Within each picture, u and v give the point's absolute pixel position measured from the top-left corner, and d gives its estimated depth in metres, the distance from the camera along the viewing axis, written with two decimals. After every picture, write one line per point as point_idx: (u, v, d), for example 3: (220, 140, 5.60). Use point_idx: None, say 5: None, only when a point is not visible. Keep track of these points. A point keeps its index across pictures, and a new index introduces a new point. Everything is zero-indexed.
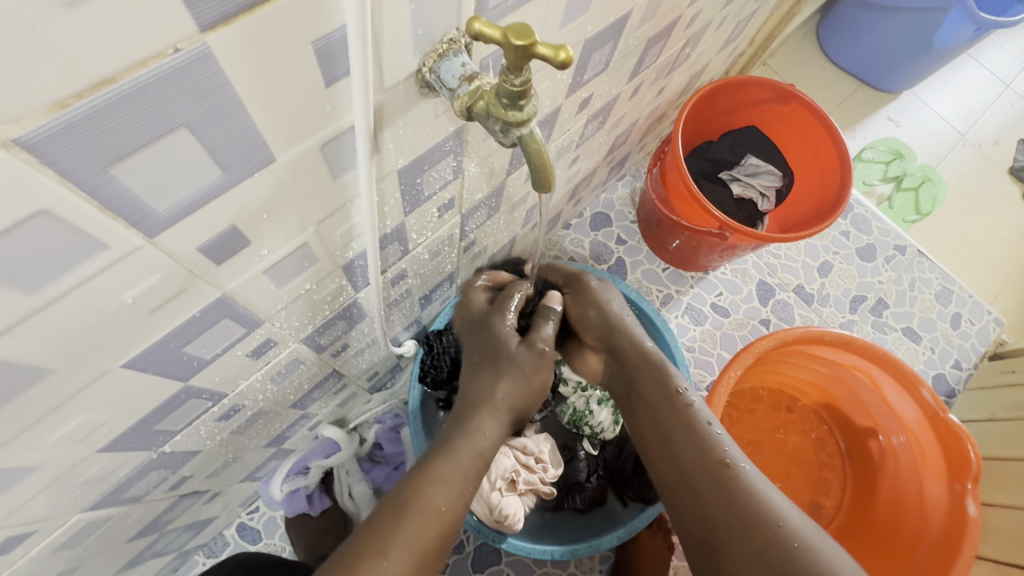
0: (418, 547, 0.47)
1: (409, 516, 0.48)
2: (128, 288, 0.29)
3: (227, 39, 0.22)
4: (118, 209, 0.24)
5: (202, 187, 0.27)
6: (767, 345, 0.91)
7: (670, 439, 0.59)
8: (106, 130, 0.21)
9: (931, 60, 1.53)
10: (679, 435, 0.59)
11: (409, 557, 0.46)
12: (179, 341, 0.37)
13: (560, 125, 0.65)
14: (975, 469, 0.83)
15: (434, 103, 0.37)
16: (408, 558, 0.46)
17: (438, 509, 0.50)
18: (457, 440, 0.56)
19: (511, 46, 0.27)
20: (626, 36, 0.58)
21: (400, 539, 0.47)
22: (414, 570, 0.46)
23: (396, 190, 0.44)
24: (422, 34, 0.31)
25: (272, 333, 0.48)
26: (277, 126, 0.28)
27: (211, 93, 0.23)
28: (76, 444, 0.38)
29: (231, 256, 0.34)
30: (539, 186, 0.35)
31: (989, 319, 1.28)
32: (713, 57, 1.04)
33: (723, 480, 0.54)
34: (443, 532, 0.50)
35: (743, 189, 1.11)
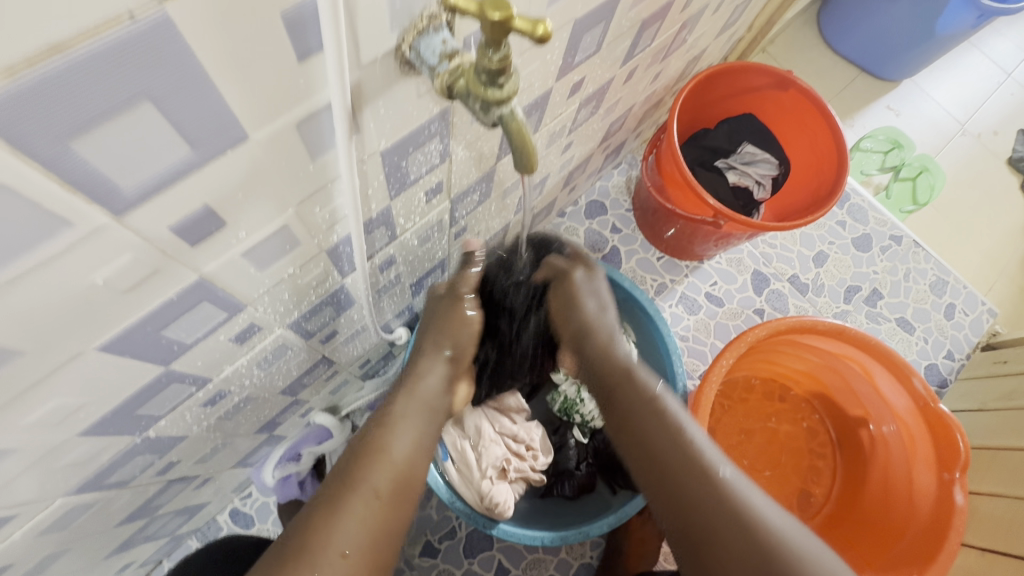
0: (373, 507, 0.48)
1: (358, 478, 0.49)
2: (97, 268, 0.28)
3: (186, 6, 0.21)
4: (80, 184, 0.23)
5: (171, 164, 0.26)
6: (759, 334, 0.91)
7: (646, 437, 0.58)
8: (61, 100, 0.20)
9: (933, 48, 1.51)
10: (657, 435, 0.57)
11: (365, 518, 0.47)
12: (156, 324, 0.36)
13: (552, 109, 0.64)
14: (964, 459, 0.84)
15: (416, 82, 0.36)
16: (362, 519, 0.47)
17: (383, 468, 0.50)
18: (396, 413, 0.55)
19: (489, 21, 0.26)
20: (619, 16, 0.57)
21: (342, 509, 0.47)
22: (377, 522, 0.48)
23: (379, 172, 0.43)
24: (400, 8, 0.30)
25: (256, 318, 0.47)
26: (248, 102, 0.27)
27: (173, 65, 0.22)
28: (53, 428, 0.37)
29: (207, 237, 0.33)
30: (522, 167, 0.35)
31: (983, 310, 1.28)
32: (711, 42, 1.02)
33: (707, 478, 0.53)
34: (395, 482, 0.50)
35: (739, 177, 1.10)
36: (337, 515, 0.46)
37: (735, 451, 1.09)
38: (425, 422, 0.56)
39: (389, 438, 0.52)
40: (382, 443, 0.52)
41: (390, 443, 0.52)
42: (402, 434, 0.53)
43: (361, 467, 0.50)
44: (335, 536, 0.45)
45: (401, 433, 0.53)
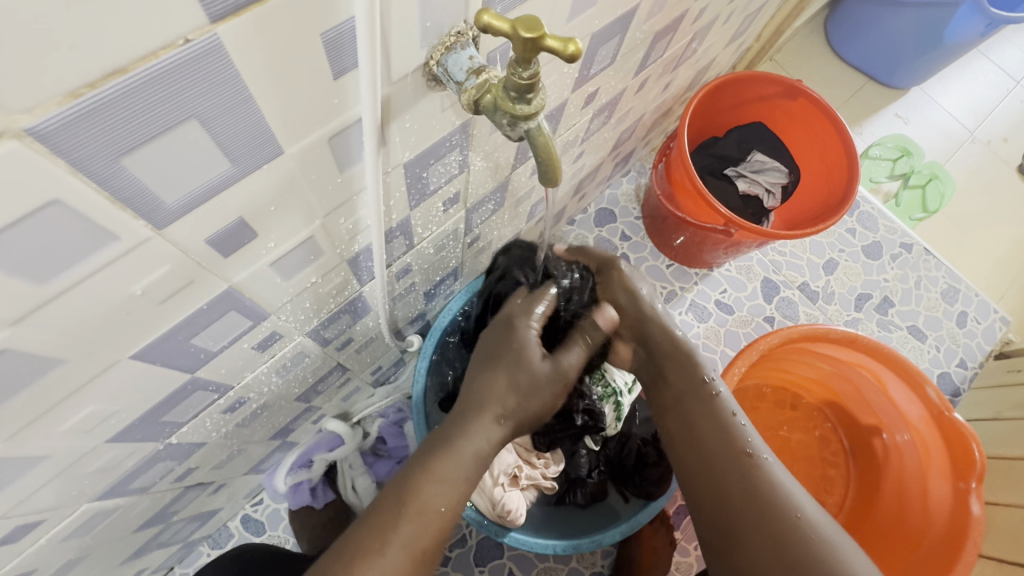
0: (400, 563, 0.45)
1: (391, 530, 0.45)
2: (136, 279, 0.29)
3: (236, 30, 0.22)
4: (127, 199, 0.24)
5: (211, 178, 0.27)
6: (771, 342, 0.91)
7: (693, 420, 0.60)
8: (115, 121, 0.21)
9: (941, 56, 1.51)
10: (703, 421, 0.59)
11: (391, 573, 0.44)
12: (185, 333, 0.37)
13: (566, 119, 0.64)
14: (980, 469, 0.83)
15: (440, 96, 0.37)
16: (390, 574, 0.44)
17: (420, 523, 0.46)
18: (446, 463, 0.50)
19: (520, 39, 0.27)
20: (634, 29, 0.57)
21: (382, 554, 0.44)
22: (405, 572, 0.45)
23: (401, 183, 0.44)
24: (430, 26, 0.31)
25: (278, 326, 0.48)
26: (285, 118, 0.28)
27: (221, 85, 0.23)
28: (84, 435, 0.38)
29: (239, 248, 0.34)
30: (546, 180, 0.35)
31: (996, 318, 1.27)
32: (720, 52, 1.03)
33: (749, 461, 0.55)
34: (434, 539, 0.47)
35: (749, 185, 1.11)
36: (360, 573, 0.43)
37: None
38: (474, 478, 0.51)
39: (440, 492, 0.48)
40: (421, 497, 0.47)
41: (431, 498, 0.48)
42: (449, 488, 0.49)
43: (390, 522, 0.46)
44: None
45: (447, 486, 0.49)
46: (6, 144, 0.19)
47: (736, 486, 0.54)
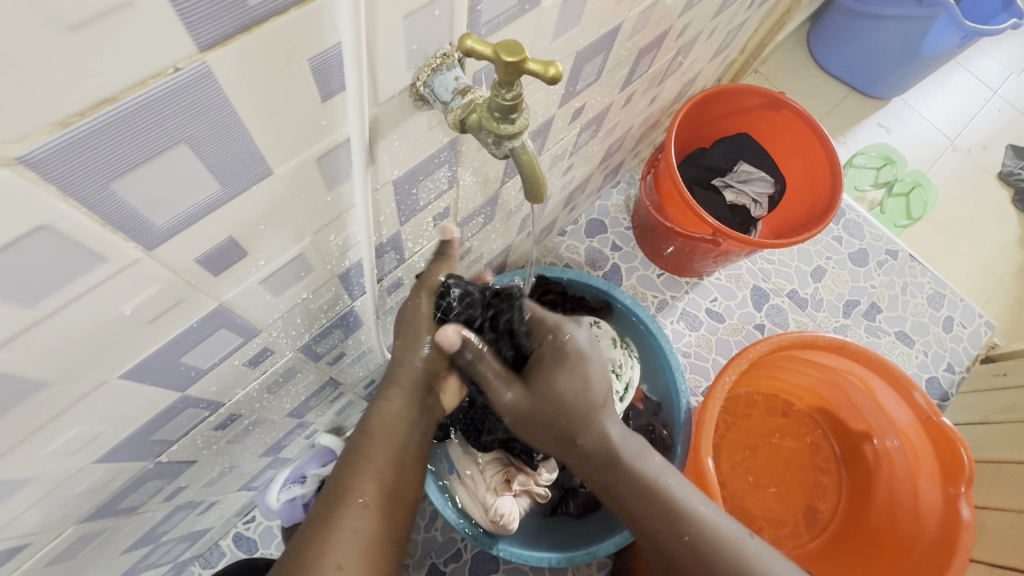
0: (368, 504, 0.45)
1: (347, 488, 0.45)
2: (125, 299, 0.29)
3: (225, 57, 0.22)
4: (117, 222, 0.25)
5: (201, 200, 0.27)
6: (760, 350, 0.92)
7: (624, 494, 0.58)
8: (106, 146, 0.21)
9: (921, 67, 1.55)
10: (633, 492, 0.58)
11: (364, 515, 0.44)
12: (176, 350, 0.37)
13: (554, 134, 0.65)
14: (968, 473, 0.84)
15: (428, 115, 0.38)
16: (359, 527, 0.43)
17: (381, 455, 0.47)
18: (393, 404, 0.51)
19: (502, 62, 0.28)
20: (618, 46, 0.59)
21: (351, 500, 0.44)
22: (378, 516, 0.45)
23: (391, 200, 0.44)
24: (416, 49, 0.32)
25: (269, 342, 0.48)
26: (273, 140, 0.28)
27: (211, 110, 0.24)
28: (71, 455, 0.38)
29: (229, 267, 0.34)
30: (532, 197, 0.36)
31: (981, 323, 1.29)
32: (705, 65, 1.05)
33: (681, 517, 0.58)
34: (394, 478, 0.47)
35: (736, 195, 1.13)
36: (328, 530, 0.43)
37: (739, 468, 1.09)
38: (427, 418, 0.53)
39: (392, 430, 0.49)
40: (373, 445, 0.48)
41: (386, 439, 0.48)
42: (403, 421, 0.50)
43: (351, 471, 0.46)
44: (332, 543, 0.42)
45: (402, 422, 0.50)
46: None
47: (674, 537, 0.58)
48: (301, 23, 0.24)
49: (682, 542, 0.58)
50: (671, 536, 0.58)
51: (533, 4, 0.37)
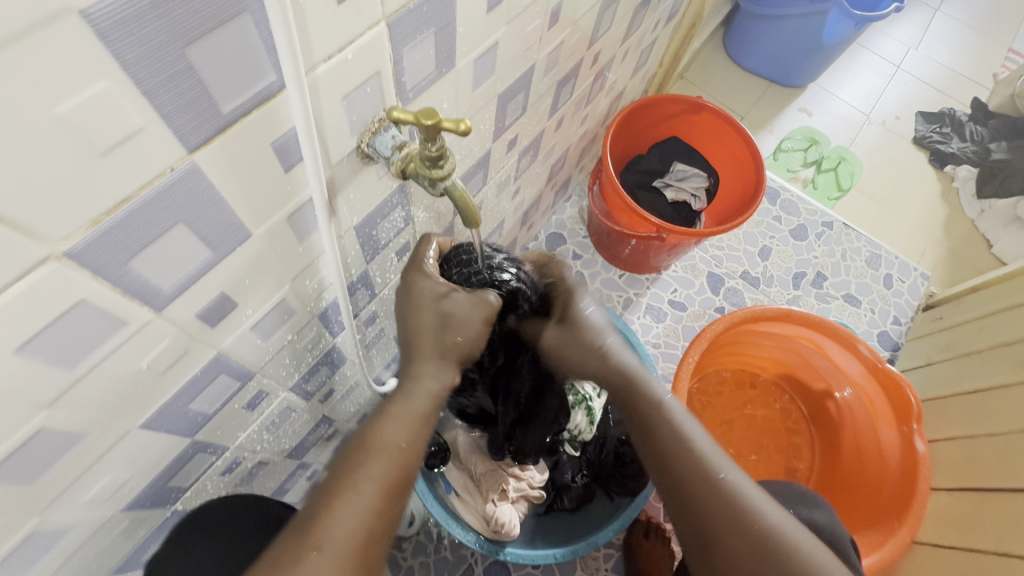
0: (363, 503, 0.43)
1: (336, 509, 0.42)
2: (142, 355, 0.35)
3: (207, 153, 0.29)
4: (133, 291, 0.31)
5: (197, 265, 0.34)
6: (717, 329, 1.00)
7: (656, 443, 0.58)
8: (127, 234, 0.28)
9: (826, 55, 1.70)
10: (665, 441, 0.57)
11: (359, 516, 0.42)
12: (184, 398, 0.43)
13: (494, 164, 0.74)
14: (916, 411, 0.93)
15: (376, 168, 0.45)
16: None
17: None
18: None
19: (423, 125, 0.35)
20: (535, 84, 0.68)
21: None
22: (361, 552, 0.42)
23: (355, 243, 0.51)
24: (356, 120, 0.39)
25: (263, 385, 0.54)
26: (250, 209, 0.35)
27: (200, 195, 0.30)
28: (103, 504, 0.43)
29: (223, 318, 0.40)
30: (468, 223, 0.43)
31: (917, 275, 1.41)
32: (628, 81, 1.16)
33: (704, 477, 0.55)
34: None
35: (675, 193, 1.22)
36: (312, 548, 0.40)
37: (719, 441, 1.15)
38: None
39: None
40: None
41: None
42: None
43: (349, 486, 0.43)
44: (329, 533, 0.41)
45: None
46: (50, 266, 0.25)
47: (689, 493, 0.55)
48: (263, 119, 0.31)
49: (704, 486, 0.54)
50: (695, 493, 0.54)
51: (448, 68, 0.46)
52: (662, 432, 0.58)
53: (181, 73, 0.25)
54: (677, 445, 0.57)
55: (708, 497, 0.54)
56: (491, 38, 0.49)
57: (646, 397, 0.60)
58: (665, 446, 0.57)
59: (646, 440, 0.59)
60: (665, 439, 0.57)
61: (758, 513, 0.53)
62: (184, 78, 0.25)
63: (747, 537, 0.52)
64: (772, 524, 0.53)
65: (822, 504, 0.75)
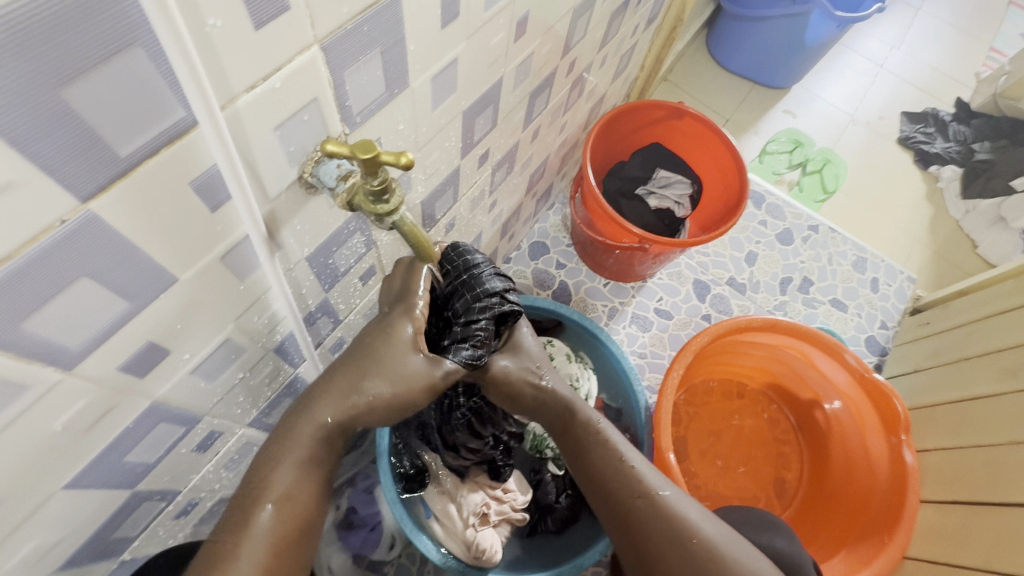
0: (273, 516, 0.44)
1: (252, 519, 0.44)
2: (56, 417, 0.32)
3: (107, 201, 0.26)
4: (32, 353, 0.27)
5: (112, 317, 0.31)
6: (702, 341, 0.98)
7: (595, 471, 0.61)
8: (13, 295, 0.25)
9: (809, 56, 1.68)
10: (606, 469, 0.60)
11: (270, 529, 0.44)
12: (118, 451, 0.39)
13: (466, 180, 0.71)
14: (904, 422, 0.92)
15: (324, 197, 0.42)
16: None
17: None
18: None
19: (360, 160, 0.32)
20: (505, 97, 0.65)
21: None
22: (274, 563, 0.44)
23: (309, 273, 0.48)
24: (294, 150, 0.36)
25: (215, 425, 0.50)
26: (172, 252, 0.32)
27: (104, 245, 0.27)
28: (30, 569, 0.39)
29: (155, 366, 0.37)
30: (423, 256, 0.40)
31: (903, 278, 1.40)
32: (608, 87, 1.14)
33: (643, 496, 0.58)
34: None
35: (659, 201, 1.20)
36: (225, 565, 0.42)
37: (706, 454, 1.13)
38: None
39: None
40: None
41: None
42: None
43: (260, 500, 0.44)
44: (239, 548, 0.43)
45: None
46: None
47: (631, 516, 0.58)
48: (175, 158, 0.28)
49: (640, 506, 0.58)
50: (632, 515, 0.58)
51: (402, 87, 0.42)
52: (598, 458, 0.61)
53: (57, 116, 0.22)
54: (613, 471, 0.60)
55: (637, 506, 0.58)
56: (449, 55, 0.46)
57: (584, 424, 0.62)
58: (602, 472, 0.61)
59: (588, 470, 0.61)
60: (606, 466, 0.60)
61: (694, 527, 0.56)
62: (64, 124, 0.22)
63: (683, 548, 0.55)
64: (707, 537, 0.56)
65: (782, 529, 0.73)
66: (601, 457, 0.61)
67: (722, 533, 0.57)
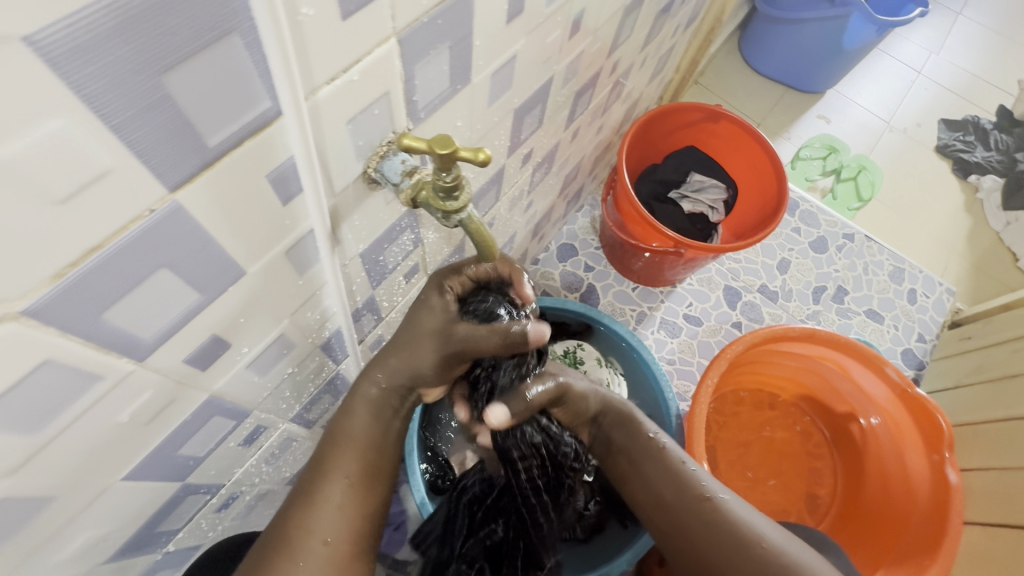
0: (346, 492, 0.46)
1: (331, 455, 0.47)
2: (122, 409, 0.32)
3: (192, 191, 0.25)
4: (109, 344, 0.27)
5: (183, 309, 0.30)
6: (737, 349, 0.96)
7: (649, 480, 0.59)
8: (97, 285, 0.24)
9: (846, 60, 1.64)
10: (660, 477, 0.59)
11: (342, 503, 0.45)
12: (173, 444, 0.39)
13: (508, 179, 0.70)
14: (948, 439, 0.88)
15: (383, 193, 0.41)
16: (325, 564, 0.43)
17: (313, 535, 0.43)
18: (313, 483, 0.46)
19: (436, 155, 0.31)
20: (553, 96, 0.64)
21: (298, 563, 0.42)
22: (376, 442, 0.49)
23: (360, 270, 0.48)
24: (363, 144, 0.35)
25: (261, 420, 0.50)
26: (243, 245, 0.31)
27: (185, 237, 0.27)
28: (83, 560, 0.40)
29: (215, 360, 0.37)
30: (484, 255, 0.40)
31: (942, 290, 1.35)
32: (645, 89, 1.12)
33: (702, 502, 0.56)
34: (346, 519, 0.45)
35: (692, 205, 1.18)
36: (307, 524, 0.43)
37: (736, 465, 1.11)
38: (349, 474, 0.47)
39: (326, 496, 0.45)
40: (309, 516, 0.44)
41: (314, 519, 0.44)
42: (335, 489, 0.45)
43: (328, 479, 0.46)
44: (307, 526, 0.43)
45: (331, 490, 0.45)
46: (6, 326, 0.22)
47: (690, 524, 0.56)
48: (256, 149, 0.27)
49: (697, 517, 0.56)
50: (691, 524, 0.56)
51: (464, 83, 0.42)
52: (653, 467, 0.60)
53: (158, 102, 0.21)
54: (669, 477, 0.59)
55: (694, 515, 0.56)
56: (509, 50, 0.45)
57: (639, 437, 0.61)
58: (656, 484, 0.59)
59: (642, 480, 0.60)
60: (661, 476, 0.59)
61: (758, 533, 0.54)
62: (161, 110, 0.21)
63: (747, 556, 0.53)
64: (774, 543, 0.53)
65: (829, 549, 0.71)
66: (657, 466, 0.59)
67: (787, 540, 0.55)
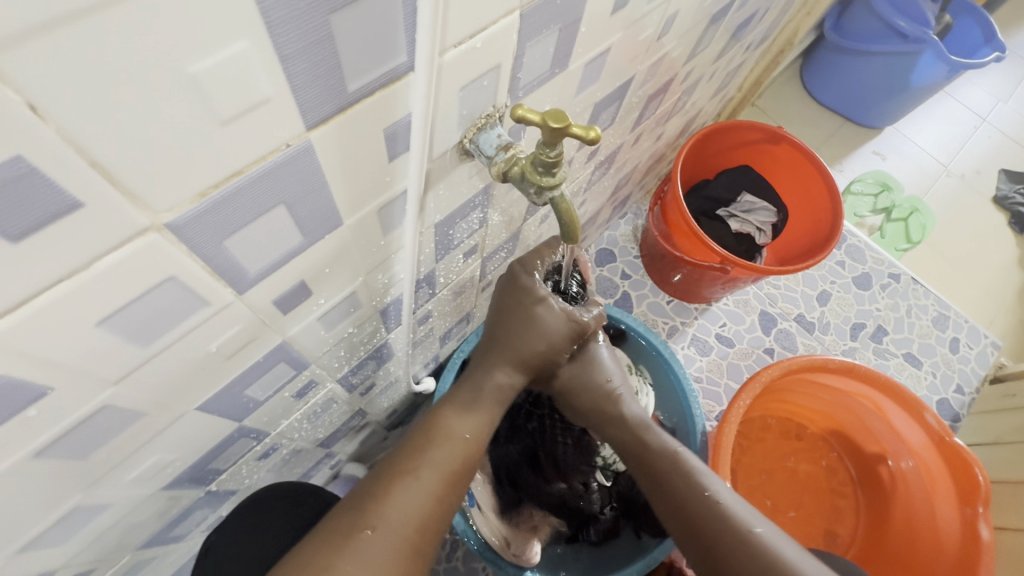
0: (399, 533, 0.42)
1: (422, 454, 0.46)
2: (213, 338, 0.33)
3: (323, 133, 0.26)
4: (221, 271, 0.28)
5: (286, 249, 0.31)
6: (773, 374, 0.94)
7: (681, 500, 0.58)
8: (228, 211, 0.25)
9: (911, 98, 1.61)
10: (692, 498, 0.57)
11: (392, 544, 0.41)
12: (241, 385, 0.40)
13: (571, 173, 0.70)
14: (985, 493, 0.85)
15: (469, 166, 0.42)
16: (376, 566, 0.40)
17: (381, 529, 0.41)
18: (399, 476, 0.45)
19: (549, 128, 0.33)
20: (630, 95, 0.64)
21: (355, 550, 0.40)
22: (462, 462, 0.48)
23: (431, 241, 0.48)
24: (466, 113, 0.36)
25: (315, 375, 0.52)
26: (348, 194, 0.32)
27: (307, 176, 0.28)
28: (145, 483, 0.41)
29: (296, 306, 0.38)
30: (567, 236, 0.40)
31: (987, 343, 1.31)
32: (707, 103, 1.11)
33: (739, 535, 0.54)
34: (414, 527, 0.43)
35: (740, 224, 1.17)
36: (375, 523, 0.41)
37: (756, 491, 1.09)
38: (434, 479, 0.45)
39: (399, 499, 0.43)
40: (389, 505, 0.42)
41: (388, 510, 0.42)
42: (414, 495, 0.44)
43: (406, 471, 0.45)
44: (385, 514, 0.42)
45: (409, 492, 0.44)
46: (149, 237, 0.23)
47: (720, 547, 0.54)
48: (382, 100, 0.28)
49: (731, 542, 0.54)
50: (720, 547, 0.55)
51: (561, 69, 0.42)
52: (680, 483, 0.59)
53: (320, 41, 0.22)
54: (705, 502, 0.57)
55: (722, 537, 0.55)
56: (605, 42, 0.46)
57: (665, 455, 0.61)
58: (690, 503, 0.57)
59: (673, 498, 0.59)
60: (694, 497, 0.57)
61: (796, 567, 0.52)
62: (321, 48, 0.22)
63: None
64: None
65: None
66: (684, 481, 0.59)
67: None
